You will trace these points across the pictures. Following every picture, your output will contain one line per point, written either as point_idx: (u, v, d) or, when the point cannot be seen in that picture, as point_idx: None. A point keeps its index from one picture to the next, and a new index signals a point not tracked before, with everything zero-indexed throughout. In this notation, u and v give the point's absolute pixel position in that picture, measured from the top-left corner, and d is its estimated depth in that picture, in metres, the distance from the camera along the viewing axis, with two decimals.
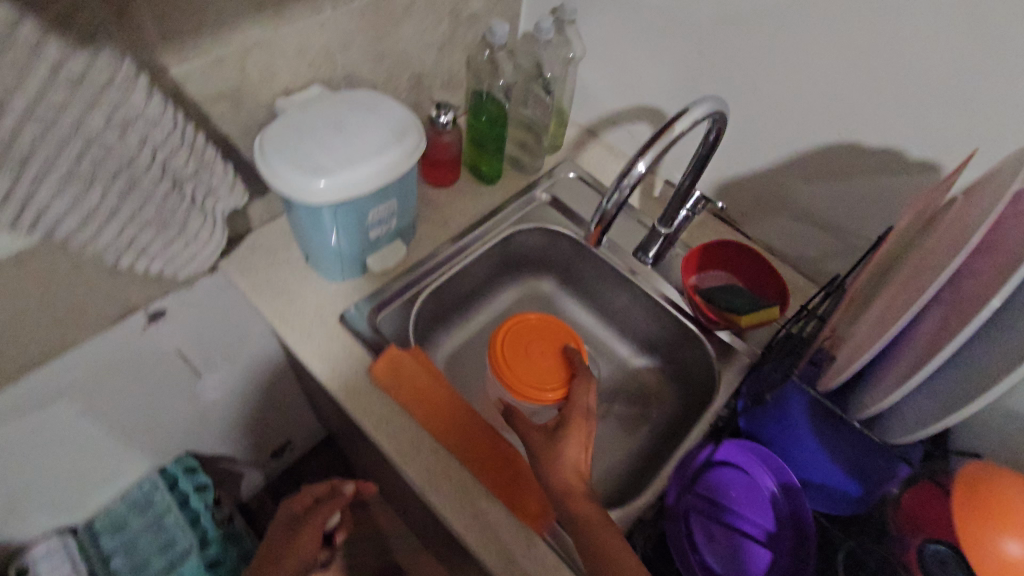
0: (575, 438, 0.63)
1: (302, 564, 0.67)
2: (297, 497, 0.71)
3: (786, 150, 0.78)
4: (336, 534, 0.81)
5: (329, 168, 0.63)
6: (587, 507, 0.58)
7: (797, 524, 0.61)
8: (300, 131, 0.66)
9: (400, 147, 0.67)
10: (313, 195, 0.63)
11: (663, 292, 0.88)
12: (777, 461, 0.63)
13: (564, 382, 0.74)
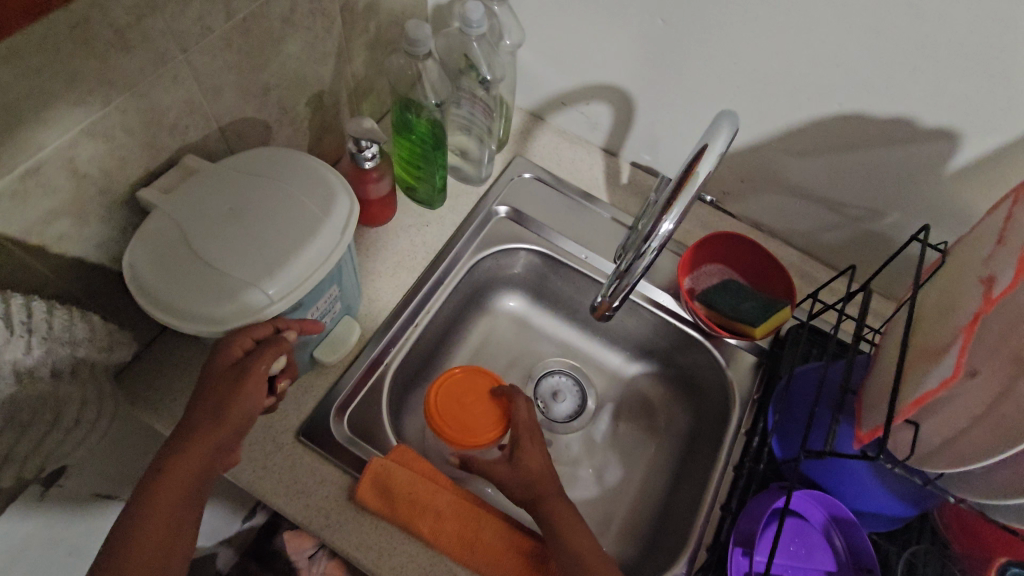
0: (530, 449, 0.61)
1: (246, 416, 0.47)
2: (232, 341, 0.47)
3: (776, 124, 0.67)
4: (281, 385, 0.54)
5: (234, 279, 0.48)
6: (555, 502, 0.56)
7: (858, 559, 0.56)
8: (187, 235, 0.49)
9: (329, 225, 0.52)
10: (229, 321, 0.47)
11: (654, 299, 0.78)
12: (831, 499, 0.57)
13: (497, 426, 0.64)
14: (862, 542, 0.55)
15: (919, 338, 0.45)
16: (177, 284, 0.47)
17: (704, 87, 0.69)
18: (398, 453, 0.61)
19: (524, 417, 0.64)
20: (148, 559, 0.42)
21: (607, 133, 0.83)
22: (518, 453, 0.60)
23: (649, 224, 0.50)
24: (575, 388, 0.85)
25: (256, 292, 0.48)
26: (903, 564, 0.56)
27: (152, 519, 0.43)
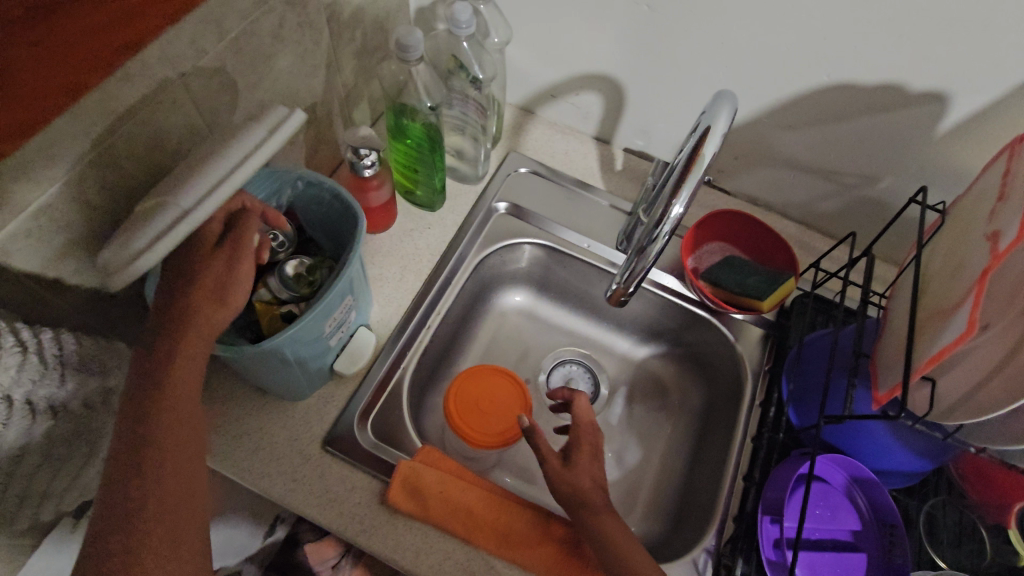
0: (587, 457, 0.58)
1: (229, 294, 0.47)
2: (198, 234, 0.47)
3: (766, 99, 0.68)
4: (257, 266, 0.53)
5: (151, 208, 0.45)
6: (606, 519, 0.54)
7: (881, 516, 0.57)
8: (131, 195, 0.48)
9: (255, 131, 0.48)
10: (139, 248, 0.43)
11: (659, 281, 0.79)
12: (853, 462, 0.58)
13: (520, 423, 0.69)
14: (885, 500, 0.57)
15: (928, 300, 0.46)
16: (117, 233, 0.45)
17: (692, 69, 0.70)
18: (425, 454, 0.62)
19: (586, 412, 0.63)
20: (168, 450, 0.43)
21: (599, 121, 0.84)
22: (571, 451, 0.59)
23: (659, 209, 0.50)
24: (587, 375, 0.86)
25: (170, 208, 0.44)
26: (925, 516, 0.58)
27: (160, 410, 0.43)
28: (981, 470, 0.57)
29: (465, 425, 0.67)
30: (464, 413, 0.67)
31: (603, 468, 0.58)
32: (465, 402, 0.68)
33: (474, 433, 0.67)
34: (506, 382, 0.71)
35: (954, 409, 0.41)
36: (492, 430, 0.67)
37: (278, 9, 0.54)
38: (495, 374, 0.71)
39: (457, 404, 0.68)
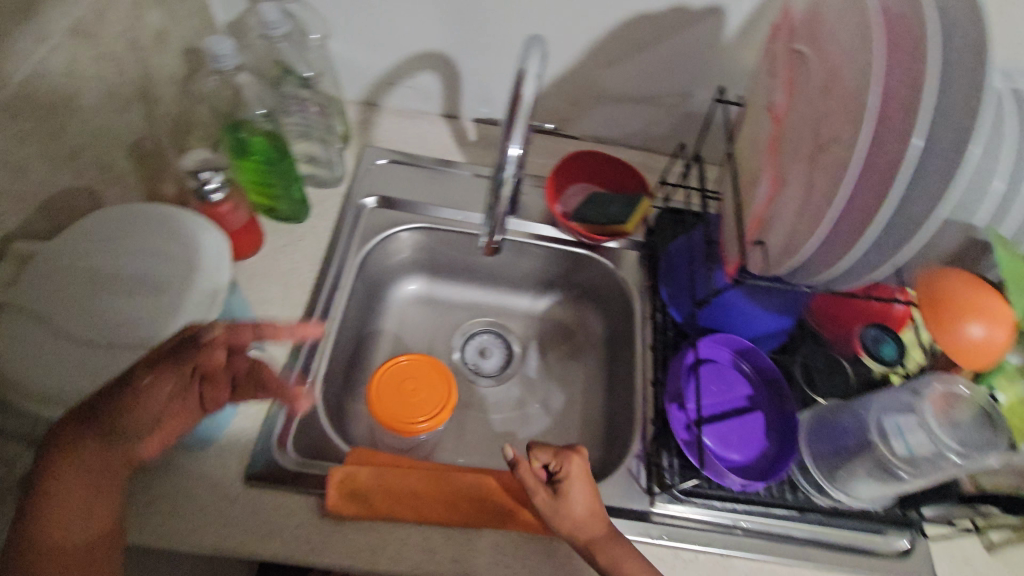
0: (578, 490, 0.55)
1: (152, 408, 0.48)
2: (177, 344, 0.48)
3: (583, 43, 0.75)
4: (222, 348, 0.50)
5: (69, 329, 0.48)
6: (615, 547, 0.54)
7: (764, 375, 0.66)
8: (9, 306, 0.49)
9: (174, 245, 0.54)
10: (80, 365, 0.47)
11: (537, 233, 0.84)
12: (732, 337, 0.67)
13: (442, 408, 0.68)
14: (764, 361, 0.65)
15: (753, 174, 0.53)
16: (17, 347, 0.47)
17: (512, 29, 0.74)
18: (356, 456, 0.62)
19: (548, 453, 0.57)
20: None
21: (441, 98, 0.86)
22: (563, 478, 0.55)
23: (500, 155, 0.53)
24: (498, 339, 0.91)
25: (96, 325, 0.49)
26: (799, 366, 0.68)
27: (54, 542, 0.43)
28: (826, 311, 0.67)
29: (386, 415, 0.66)
30: (384, 403, 0.66)
31: (595, 484, 0.57)
32: (385, 401, 0.67)
33: (397, 422, 0.66)
34: (422, 367, 0.70)
35: (779, 257, 0.48)
36: (420, 418, 0.66)
37: (65, 44, 0.50)
38: (412, 366, 0.70)
39: (376, 398, 0.67)
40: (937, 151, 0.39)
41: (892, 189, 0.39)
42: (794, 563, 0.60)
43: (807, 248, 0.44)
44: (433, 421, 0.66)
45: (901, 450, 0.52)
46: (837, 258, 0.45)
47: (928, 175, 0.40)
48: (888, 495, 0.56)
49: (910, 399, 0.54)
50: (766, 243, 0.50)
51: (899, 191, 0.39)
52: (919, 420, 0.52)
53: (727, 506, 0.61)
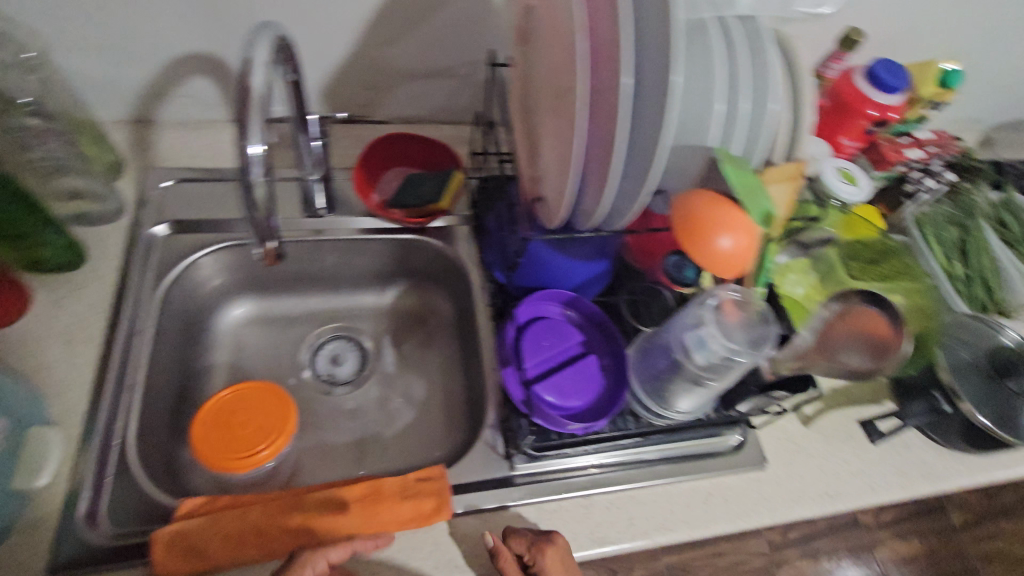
0: None
1: None
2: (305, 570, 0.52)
3: (353, 22, 0.71)
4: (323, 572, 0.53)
5: None
6: None
7: (591, 319, 0.69)
8: None
9: None
10: None
11: (360, 227, 0.81)
12: (555, 291, 0.69)
13: (280, 431, 0.63)
14: (587, 306, 0.68)
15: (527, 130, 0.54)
16: None
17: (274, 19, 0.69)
18: (188, 506, 0.56)
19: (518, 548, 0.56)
20: None
21: (223, 103, 0.79)
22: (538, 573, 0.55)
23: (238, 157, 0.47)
24: (348, 343, 0.87)
25: None
26: (624, 302, 0.72)
27: None
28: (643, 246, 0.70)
29: (213, 457, 0.60)
30: (210, 446, 0.60)
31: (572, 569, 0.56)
32: (212, 441, 0.61)
33: (229, 461, 0.60)
34: (253, 392, 0.65)
35: (556, 206, 0.49)
36: (261, 445, 0.61)
37: None
38: (242, 395, 0.64)
39: (201, 442, 0.60)
40: (648, 78, 0.42)
41: (620, 122, 0.41)
42: (646, 484, 0.66)
43: (569, 193, 0.45)
44: (274, 446, 0.62)
45: (701, 360, 0.57)
46: (600, 197, 0.46)
47: (648, 100, 0.42)
48: (708, 397, 0.62)
49: (700, 309, 0.58)
50: (545, 197, 0.51)
51: (627, 124, 0.41)
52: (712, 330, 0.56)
53: (582, 450, 0.64)
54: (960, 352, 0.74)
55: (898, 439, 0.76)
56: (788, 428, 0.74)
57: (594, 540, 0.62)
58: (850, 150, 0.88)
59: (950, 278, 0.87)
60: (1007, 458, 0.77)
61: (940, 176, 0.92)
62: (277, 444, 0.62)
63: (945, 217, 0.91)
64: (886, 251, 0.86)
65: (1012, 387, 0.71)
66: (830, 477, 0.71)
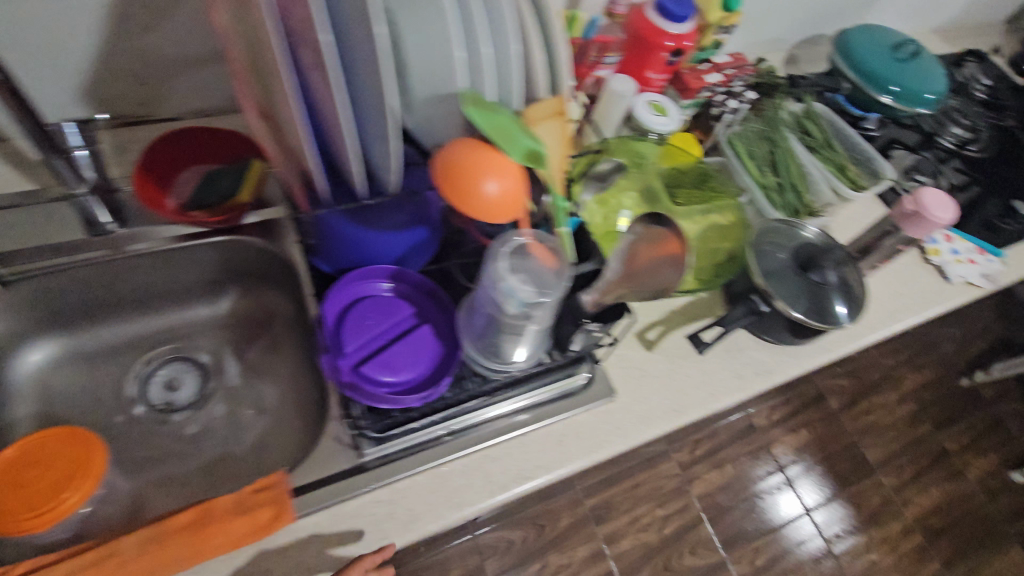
0: None
1: None
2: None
3: (93, 6, 0.62)
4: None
5: None
6: None
7: (418, 289, 0.68)
8: None
9: None
10: None
11: (169, 234, 0.73)
12: (373, 268, 0.66)
13: (86, 472, 0.57)
14: (409, 276, 0.67)
15: (260, 101, 0.50)
16: None
17: None
18: None
19: None
20: None
21: None
22: None
23: None
24: (184, 364, 0.80)
25: None
26: (456, 266, 0.71)
27: None
28: None
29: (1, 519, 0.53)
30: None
31: None
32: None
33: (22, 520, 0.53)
34: (46, 442, 0.59)
35: (308, 153, 0.47)
36: (65, 491, 0.56)
37: None
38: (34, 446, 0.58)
39: None
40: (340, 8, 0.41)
41: (333, 80, 0.40)
42: (501, 439, 0.67)
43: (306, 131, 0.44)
44: (81, 489, 0.56)
45: (514, 309, 0.56)
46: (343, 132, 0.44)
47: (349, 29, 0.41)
48: (539, 335, 0.63)
49: (488, 268, 0.57)
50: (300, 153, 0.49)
51: (340, 78, 0.40)
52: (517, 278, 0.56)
53: (429, 422, 0.63)
54: (772, 255, 0.81)
55: (734, 345, 0.83)
56: (634, 356, 0.78)
57: (453, 506, 0.62)
58: (658, 82, 0.92)
59: (764, 188, 0.95)
60: (825, 342, 0.86)
61: (741, 97, 1.00)
62: (86, 487, 0.57)
63: (752, 132, 0.98)
64: (702, 178, 0.92)
65: (815, 278, 0.79)
66: (675, 393, 0.76)
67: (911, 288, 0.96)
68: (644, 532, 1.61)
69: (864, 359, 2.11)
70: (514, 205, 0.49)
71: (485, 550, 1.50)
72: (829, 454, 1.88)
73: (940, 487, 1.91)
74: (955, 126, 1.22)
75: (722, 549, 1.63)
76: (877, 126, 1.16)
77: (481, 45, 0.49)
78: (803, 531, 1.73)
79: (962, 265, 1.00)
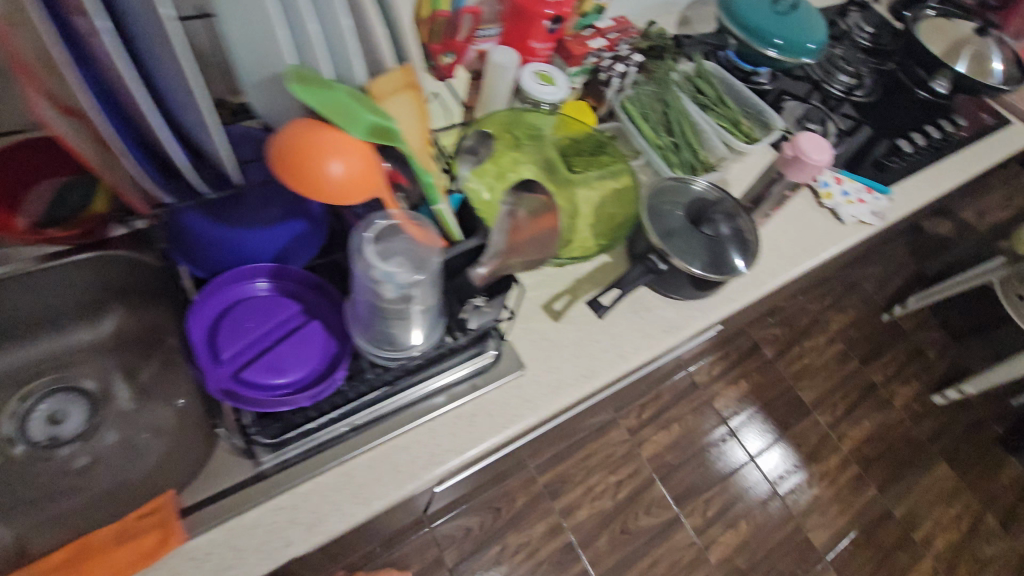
0: None
1: None
2: None
3: None
4: None
5: None
6: None
7: (302, 284, 0.65)
8: None
9: None
10: None
11: (35, 253, 0.69)
12: (248, 268, 0.63)
13: None
14: (288, 272, 0.64)
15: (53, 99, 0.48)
16: None
17: None
18: None
19: None
20: None
21: None
22: None
23: None
24: (70, 395, 0.75)
25: None
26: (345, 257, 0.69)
27: None
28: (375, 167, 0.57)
29: None
30: None
31: None
32: None
33: None
34: None
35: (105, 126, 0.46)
36: None
37: None
38: None
39: None
40: None
41: (109, 44, 0.39)
42: (407, 427, 0.66)
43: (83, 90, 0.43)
44: None
45: (393, 291, 0.55)
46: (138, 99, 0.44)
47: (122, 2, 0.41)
48: (430, 313, 0.62)
49: (361, 242, 0.55)
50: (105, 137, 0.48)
51: (121, 47, 0.40)
52: (390, 259, 0.54)
53: (325, 421, 0.61)
54: (666, 214, 0.82)
55: (642, 306, 0.84)
56: (542, 328, 0.78)
57: (360, 501, 0.61)
58: (544, 52, 0.91)
59: (659, 148, 0.96)
60: (728, 292, 0.88)
61: (629, 61, 1.01)
62: None
63: (644, 94, 0.99)
64: (597, 146, 0.92)
65: (708, 231, 0.81)
66: (585, 359, 0.77)
67: (807, 233, 1.00)
68: (599, 500, 1.63)
69: (794, 307, 2.20)
70: (358, 190, 0.47)
71: (442, 541, 1.50)
72: (768, 401, 1.96)
73: (871, 418, 2.02)
74: (842, 74, 1.27)
75: (676, 506, 1.68)
76: (769, 79, 1.21)
77: (306, 23, 0.47)
78: (753, 480, 1.78)
79: (853, 205, 1.04)
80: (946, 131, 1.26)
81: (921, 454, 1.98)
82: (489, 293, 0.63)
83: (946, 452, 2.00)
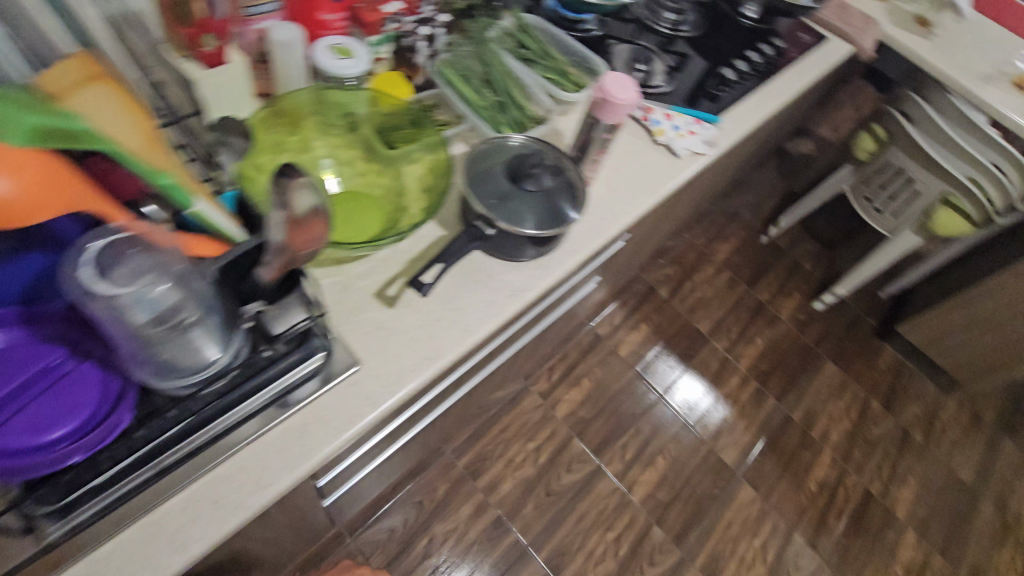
0: None
1: None
2: None
3: None
4: None
5: None
6: None
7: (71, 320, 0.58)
8: None
9: None
10: None
11: None
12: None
13: None
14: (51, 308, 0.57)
15: None
16: None
17: None
18: None
19: None
20: None
21: None
22: None
23: None
24: None
25: None
26: None
27: None
28: (105, 176, 0.50)
29: None
30: None
31: None
32: None
33: None
34: None
35: None
36: None
37: None
38: None
39: None
40: None
41: None
42: (228, 455, 0.61)
43: None
44: None
45: (145, 315, 0.50)
46: None
47: None
48: (206, 330, 0.55)
49: (76, 278, 0.46)
50: None
51: None
52: (122, 284, 0.48)
53: (120, 471, 0.54)
54: (487, 176, 0.80)
55: (484, 274, 0.81)
56: (377, 316, 0.74)
57: (183, 545, 0.57)
58: (337, 23, 0.85)
59: (481, 109, 0.92)
60: (569, 245, 0.88)
61: (433, 22, 0.96)
62: None
63: (457, 55, 0.95)
64: (415, 118, 0.87)
65: (529, 187, 0.79)
66: (426, 341, 0.73)
67: (643, 173, 1.01)
68: (521, 470, 1.64)
69: (681, 245, 2.29)
70: (29, 208, 0.42)
71: (366, 548, 1.47)
72: (669, 339, 2.04)
73: (764, 335, 2.16)
74: (667, 12, 1.30)
75: (596, 457, 1.72)
76: (597, 25, 1.21)
77: None
78: (666, 416, 1.86)
79: (685, 138, 1.06)
80: (766, 55, 1.33)
81: (810, 358, 2.14)
82: (261, 298, 0.57)
83: (830, 352, 2.18)
